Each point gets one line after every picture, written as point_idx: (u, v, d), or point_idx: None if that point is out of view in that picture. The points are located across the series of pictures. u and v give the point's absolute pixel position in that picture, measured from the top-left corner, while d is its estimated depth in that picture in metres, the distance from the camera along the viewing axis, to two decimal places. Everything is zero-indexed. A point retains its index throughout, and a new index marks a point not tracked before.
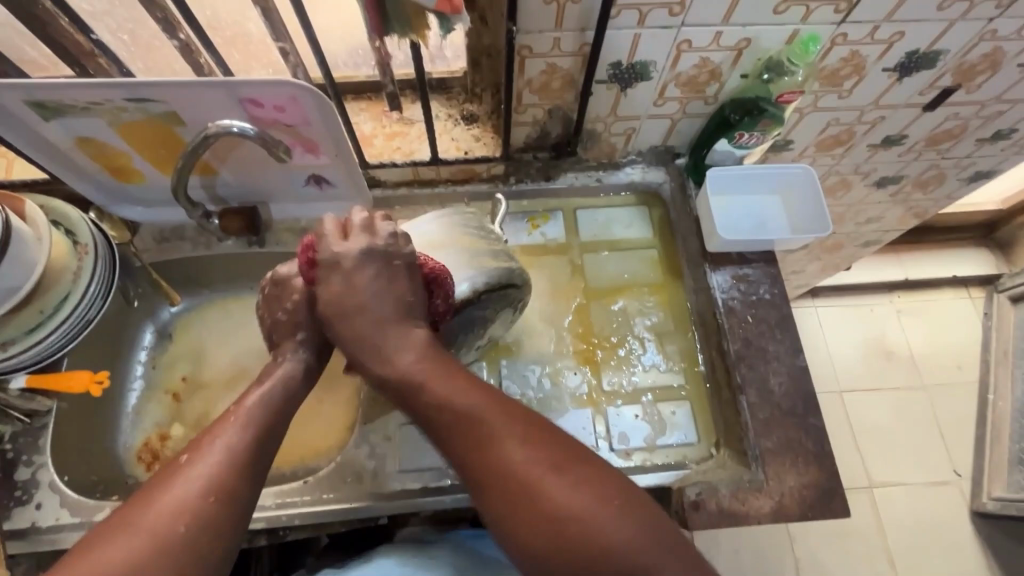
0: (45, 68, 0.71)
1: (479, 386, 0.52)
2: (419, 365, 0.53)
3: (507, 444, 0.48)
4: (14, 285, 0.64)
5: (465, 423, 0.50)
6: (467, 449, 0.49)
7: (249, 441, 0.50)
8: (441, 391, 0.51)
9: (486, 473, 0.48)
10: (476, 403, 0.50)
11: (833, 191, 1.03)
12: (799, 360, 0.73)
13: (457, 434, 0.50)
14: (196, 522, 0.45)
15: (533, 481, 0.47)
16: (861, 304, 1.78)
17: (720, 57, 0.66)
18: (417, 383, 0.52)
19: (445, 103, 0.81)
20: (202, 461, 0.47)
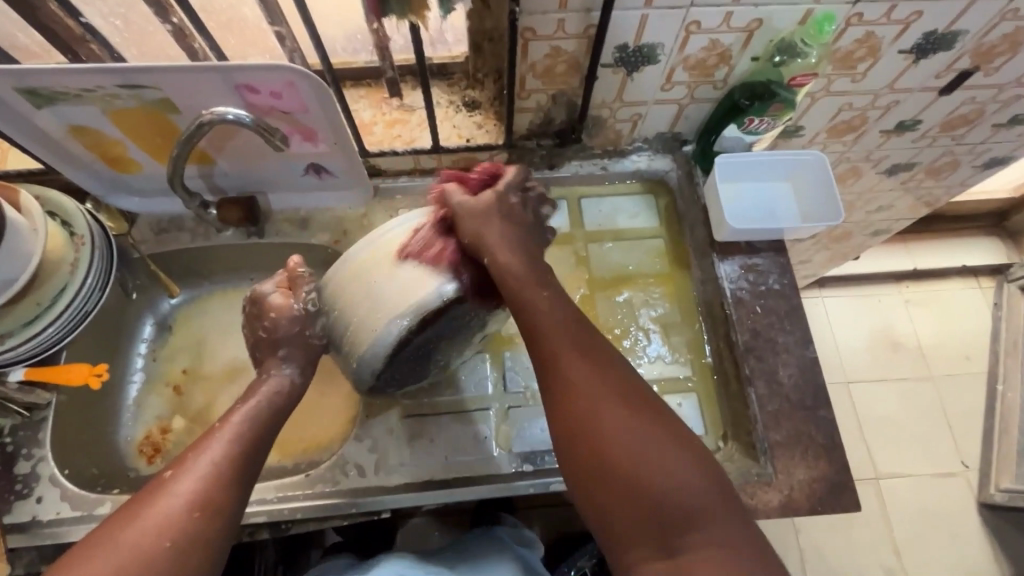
0: (38, 54, 0.69)
1: (569, 308, 0.55)
2: (518, 272, 0.55)
3: (585, 365, 0.50)
4: (10, 278, 0.62)
5: (570, 348, 0.51)
6: (547, 354, 0.52)
7: (231, 457, 0.50)
8: (534, 307, 0.53)
9: (583, 392, 0.49)
10: (581, 340, 0.52)
11: (843, 178, 1.00)
12: (809, 351, 0.72)
13: (540, 338, 0.52)
14: (181, 535, 0.44)
15: (602, 403, 0.48)
16: (869, 295, 1.76)
17: (730, 39, 0.64)
18: (511, 284, 0.54)
19: (446, 89, 0.78)
20: (187, 475, 0.47)
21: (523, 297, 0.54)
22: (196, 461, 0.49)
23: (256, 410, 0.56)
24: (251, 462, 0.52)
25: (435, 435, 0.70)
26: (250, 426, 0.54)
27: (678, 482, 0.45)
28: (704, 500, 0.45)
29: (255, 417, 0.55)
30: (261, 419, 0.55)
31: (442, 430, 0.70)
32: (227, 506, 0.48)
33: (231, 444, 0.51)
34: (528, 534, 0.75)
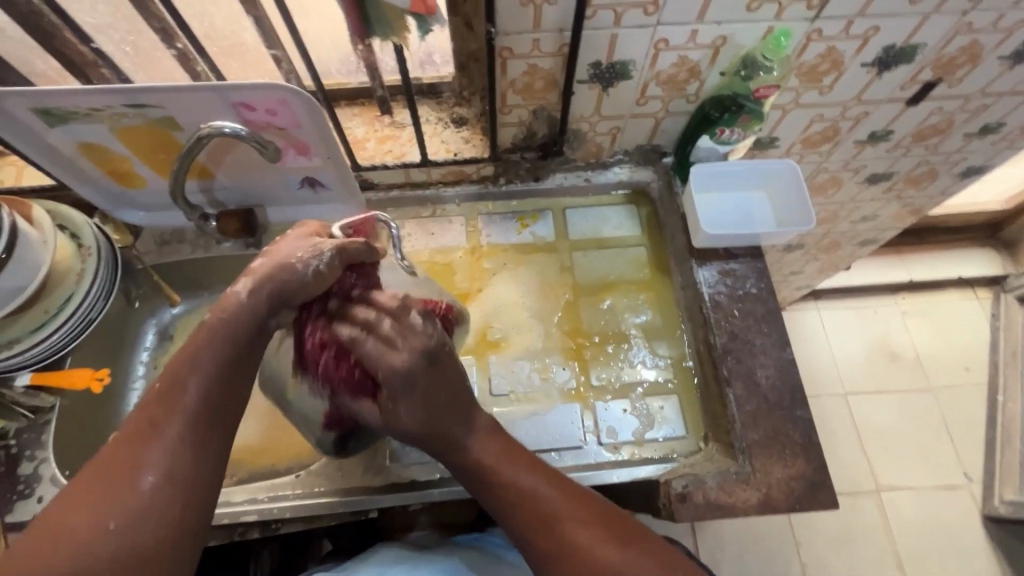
0: (54, 79, 0.74)
1: (544, 471, 0.56)
2: (489, 450, 0.57)
3: (579, 524, 0.52)
4: (21, 285, 0.66)
5: (531, 503, 0.54)
6: (537, 530, 0.53)
7: (192, 421, 0.49)
8: (500, 480, 0.55)
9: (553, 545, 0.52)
10: (538, 484, 0.55)
11: (824, 188, 1.03)
12: (786, 352, 0.73)
13: (524, 514, 0.54)
14: (167, 472, 0.46)
15: (605, 558, 0.51)
16: (864, 306, 1.77)
17: (698, 55, 0.68)
18: (487, 468, 0.56)
19: (435, 107, 0.83)
20: (148, 444, 0.47)
21: (490, 471, 0.56)
22: (155, 432, 0.47)
23: (219, 361, 0.51)
24: (221, 418, 0.50)
25: None
26: (214, 380, 0.51)
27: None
28: None
29: (218, 368, 0.51)
30: (229, 364, 0.52)
31: None
32: (190, 471, 0.47)
33: (190, 407, 0.49)
34: None
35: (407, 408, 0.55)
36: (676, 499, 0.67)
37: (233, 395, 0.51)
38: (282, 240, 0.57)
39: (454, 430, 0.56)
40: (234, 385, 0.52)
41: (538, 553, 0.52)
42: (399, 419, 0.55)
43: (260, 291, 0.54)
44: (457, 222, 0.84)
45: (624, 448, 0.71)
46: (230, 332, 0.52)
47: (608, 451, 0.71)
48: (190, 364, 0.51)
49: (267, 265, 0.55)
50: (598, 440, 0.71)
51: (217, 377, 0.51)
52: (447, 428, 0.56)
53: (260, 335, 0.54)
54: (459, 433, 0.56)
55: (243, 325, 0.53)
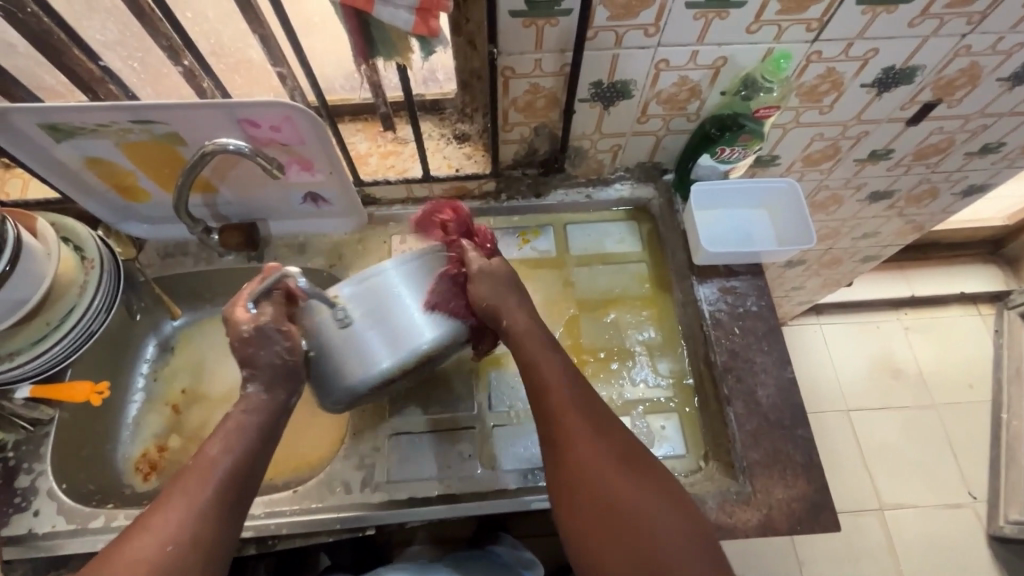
0: (62, 94, 0.75)
1: (569, 365, 0.61)
2: (529, 327, 0.63)
3: (568, 405, 0.57)
4: (23, 298, 0.66)
5: (540, 380, 0.59)
6: (543, 409, 0.58)
7: (220, 491, 0.52)
8: (526, 355, 0.61)
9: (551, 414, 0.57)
10: (550, 365, 0.60)
11: (825, 206, 1.03)
12: (787, 371, 0.73)
13: (534, 386, 0.59)
14: (211, 508, 0.51)
15: (584, 451, 0.54)
16: (866, 322, 1.76)
17: (698, 75, 0.68)
18: (521, 341, 0.62)
19: (437, 123, 0.83)
20: (177, 509, 0.50)
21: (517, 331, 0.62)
22: (185, 498, 0.51)
23: (245, 440, 0.56)
24: (242, 495, 0.54)
25: (421, 454, 0.72)
26: (243, 455, 0.55)
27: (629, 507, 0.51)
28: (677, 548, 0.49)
29: (248, 443, 0.56)
30: (254, 444, 0.56)
31: (428, 449, 0.72)
32: (210, 543, 0.50)
33: (219, 479, 0.53)
34: (525, 556, 0.75)
35: (500, 276, 0.64)
36: None
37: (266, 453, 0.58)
38: (237, 324, 0.58)
39: (512, 296, 0.64)
40: (255, 465, 0.56)
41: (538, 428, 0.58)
42: (492, 281, 0.63)
43: (279, 386, 0.59)
44: None
45: None
46: (257, 417, 0.57)
47: None
48: (236, 421, 0.57)
49: (261, 364, 0.59)
50: None
51: (245, 455, 0.55)
52: (507, 294, 0.64)
53: (276, 423, 0.59)
54: (512, 302, 0.64)
55: (267, 415, 0.58)
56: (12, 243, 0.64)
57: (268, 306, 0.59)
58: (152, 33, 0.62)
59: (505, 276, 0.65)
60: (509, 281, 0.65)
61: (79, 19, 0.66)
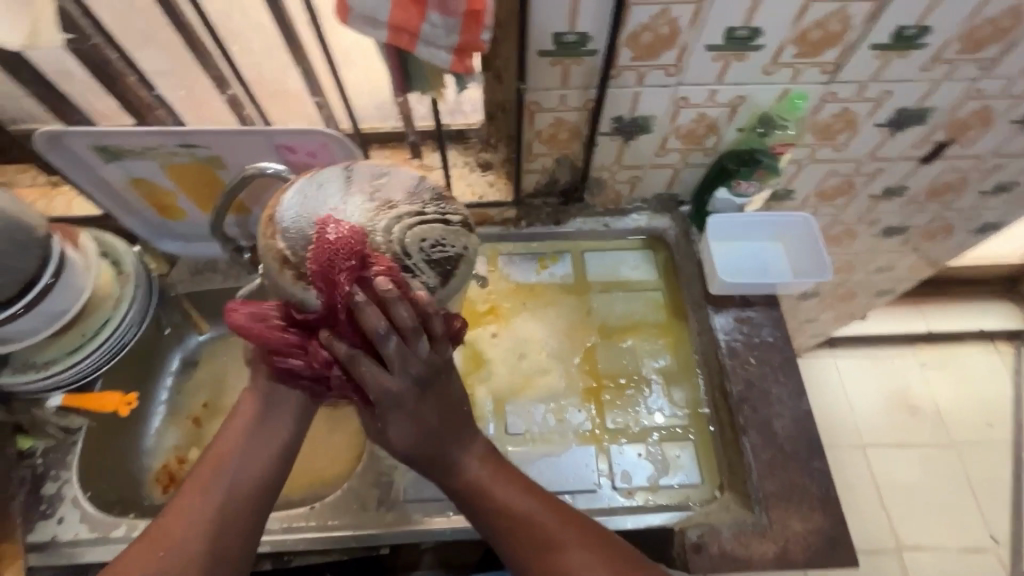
0: (110, 118, 0.79)
1: (536, 495, 0.57)
2: (485, 472, 0.57)
3: (566, 544, 0.54)
4: (62, 310, 0.68)
5: (522, 531, 0.54)
6: (531, 557, 0.54)
7: (216, 507, 0.52)
8: (495, 505, 0.56)
9: (551, 574, 0.53)
10: (529, 508, 0.55)
11: (839, 239, 1.05)
12: (803, 403, 0.74)
13: (518, 540, 0.54)
14: (208, 508, 0.52)
15: None
16: (880, 356, 1.75)
17: (716, 112, 0.71)
18: (480, 493, 0.56)
19: (462, 152, 0.86)
20: (180, 508, 0.52)
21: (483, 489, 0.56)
22: (187, 501, 0.52)
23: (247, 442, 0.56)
24: (243, 489, 0.54)
25: None
26: (244, 463, 0.55)
27: None
28: None
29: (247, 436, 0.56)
30: (253, 442, 0.56)
31: None
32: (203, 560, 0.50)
33: (219, 489, 0.53)
34: None
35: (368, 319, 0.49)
36: (690, 549, 0.67)
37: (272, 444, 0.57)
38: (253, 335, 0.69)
39: (447, 448, 0.56)
40: (255, 465, 0.55)
41: None
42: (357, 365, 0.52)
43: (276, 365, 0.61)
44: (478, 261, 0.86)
45: (637, 493, 0.71)
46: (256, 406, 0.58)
47: (622, 496, 0.70)
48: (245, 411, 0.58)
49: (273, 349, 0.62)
50: (612, 484, 0.71)
51: (242, 464, 0.55)
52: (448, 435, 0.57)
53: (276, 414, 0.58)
54: (458, 451, 0.57)
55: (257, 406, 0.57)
56: (56, 258, 0.66)
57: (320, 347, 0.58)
58: (203, 64, 0.66)
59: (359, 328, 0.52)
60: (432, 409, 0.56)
61: (134, 49, 0.71)
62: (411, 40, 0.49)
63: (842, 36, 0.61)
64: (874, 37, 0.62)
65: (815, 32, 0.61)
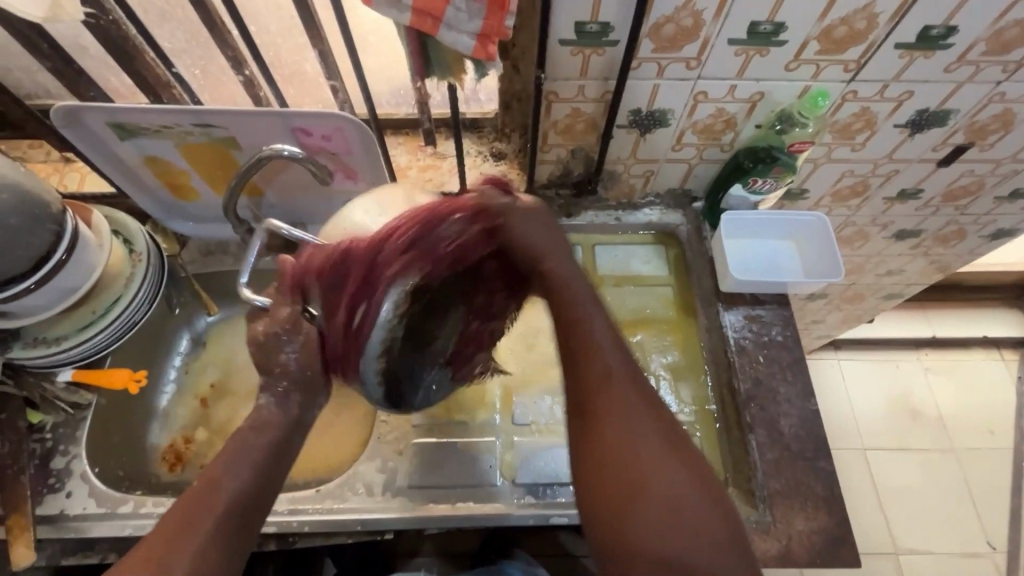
0: (125, 96, 0.79)
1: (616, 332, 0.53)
2: (569, 285, 0.54)
3: (622, 384, 0.50)
4: (73, 285, 0.68)
5: (585, 346, 0.51)
6: (579, 365, 0.51)
7: (217, 531, 0.48)
8: (574, 315, 0.53)
9: (593, 391, 0.50)
10: (598, 333, 0.52)
11: (851, 241, 1.04)
12: (810, 403, 0.74)
13: (578, 346, 0.52)
14: (210, 537, 0.47)
15: (632, 428, 0.48)
16: (885, 359, 1.74)
17: (735, 108, 0.71)
18: (563, 296, 0.54)
19: (476, 141, 0.86)
20: (174, 533, 0.47)
21: (567, 297, 0.54)
22: (184, 531, 0.47)
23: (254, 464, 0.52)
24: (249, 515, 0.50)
25: (443, 463, 0.73)
26: (250, 486, 0.51)
27: (701, 533, 0.44)
28: (710, 549, 0.44)
29: (253, 460, 0.52)
30: (258, 463, 0.52)
31: (452, 457, 0.73)
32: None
33: (220, 511, 0.48)
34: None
35: (541, 217, 0.56)
36: None
37: (275, 472, 0.53)
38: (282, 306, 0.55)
39: (575, 276, 0.54)
40: (262, 489, 0.52)
41: (574, 389, 0.51)
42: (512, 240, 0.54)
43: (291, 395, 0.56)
44: None
45: None
46: (266, 433, 0.54)
47: None
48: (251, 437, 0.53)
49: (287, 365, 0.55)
50: None
51: (256, 487, 0.51)
52: (548, 252, 0.55)
53: (290, 442, 0.55)
54: (555, 261, 0.55)
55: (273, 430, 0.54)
56: (70, 233, 0.66)
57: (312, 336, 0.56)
58: (221, 44, 0.66)
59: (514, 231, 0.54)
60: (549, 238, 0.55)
61: (151, 27, 0.70)
62: (434, 23, 0.49)
63: (868, 34, 0.61)
64: (899, 36, 0.61)
65: (839, 29, 0.60)
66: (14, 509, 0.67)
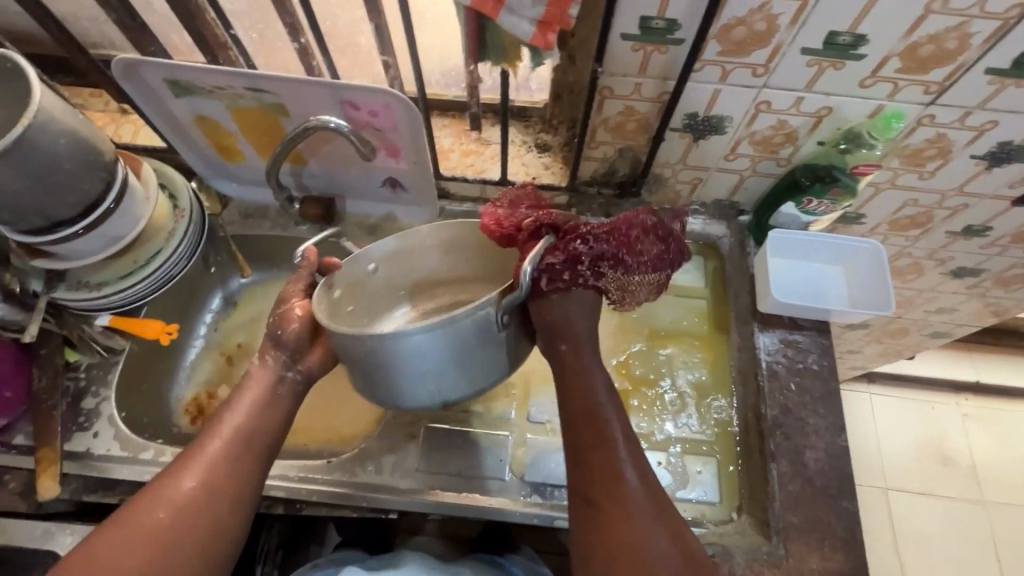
0: (183, 52, 0.80)
1: (626, 427, 0.57)
2: (595, 380, 0.60)
3: (629, 481, 0.53)
4: (118, 235, 0.70)
5: (596, 437, 0.56)
6: (590, 454, 0.55)
7: (227, 462, 0.55)
8: (589, 409, 0.58)
9: (601, 482, 0.54)
10: (609, 425, 0.57)
11: (902, 273, 0.99)
12: (840, 438, 0.70)
13: (588, 433, 0.56)
14: (218, 469, 0.54)
15: (636, 523, 0.51)
16: (920, 399, 1.66)
17: (798, 121, 0.67)
18: (578, 380, 0.60)
19: (522, 130, 0.84)
20: (189, 467, 0.54)
21: (588, 388, 0.59)
22: (198, 463, 0.54)
23: (259, 402, 0.60)
24: (257, 445, 0.57)
25: (452, 450, 0.73)
26: (255, 421, 0.58)
27: None
28: None
29: (258, 401, 0.60)
30: (266, 403, 0.60)
31: (462, 446, 0.73)
32: (223, 502, 0.53)
33: (229, 445, 0.56)
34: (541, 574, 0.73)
35: (585, 309, 0.62)
36: None
37: (273, 412, 0.60)
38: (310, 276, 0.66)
39: (594, 372, 0.60)
40: (268, 422, 0.59)
41: (582, 478, 0.55)
42: (563, 318, 0.61)
43: (276, 351, 0.63)
44: None
45: None
46: (263, 379, 0.61)
47: None
48: (254, 380, 0.61)
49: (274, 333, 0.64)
50: None
51: (259, 420, 0.59)
52: (580, 340, 0.61)
53: (280, 390, 0.62)
54: (586, 356, 0.61)
55: (274, 377, 0.62)
56: (120, 183, 0.67)
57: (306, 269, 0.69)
58: (281, 8, 0.66)
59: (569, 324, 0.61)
60: (584, 324, 0.62)
61: None
62: (496, 6, 0.47)
63: (957, 55, 0.56)
64: (992, 60, 0.56)
65: (926, 47, 0.56)
66: (45, 442, 0.70)
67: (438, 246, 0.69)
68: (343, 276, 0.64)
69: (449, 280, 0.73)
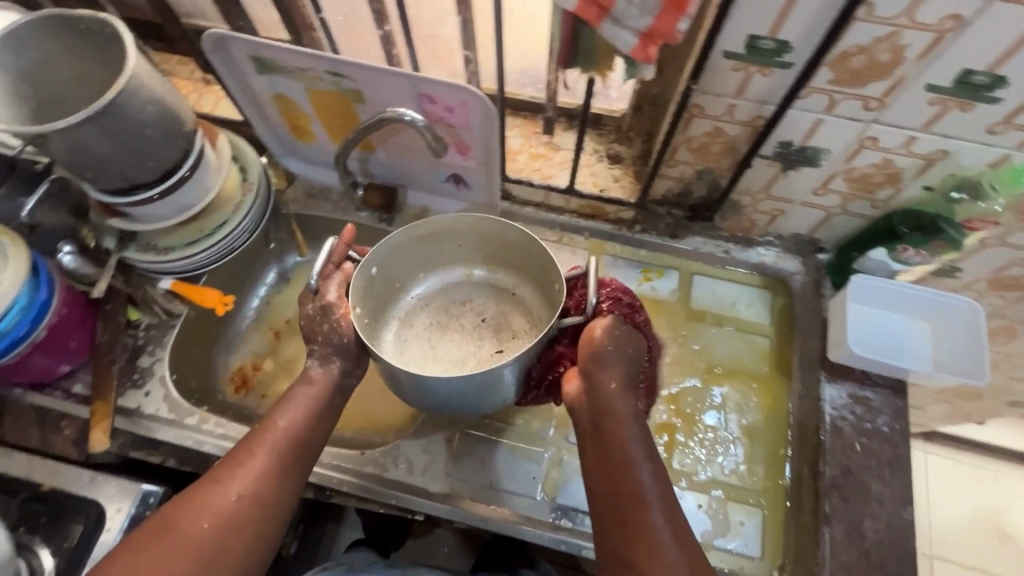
0: (269, 29, 0.80)
1: (668, 488, 0.52)
2: (638, 433, 0.54)
3: (669, 551, 0.49)
4: (189, 204, 0.71)
5: (636, 497, 0.51)
6: (627, 514, 0.51)
7: (270, 477, 0.54)
8: (627, 464, 0.52)
9: (635, 546, 0.49)
10: (651, 484, 0.52)
11: (992, 334, 0.90)
12: (904, 511, 0.65)
13: (627, 491, 0.52)
14: (261, 484, 0.53)
15: None
16: (981, 466, 1.54)
17: (905, 163, 0.61)
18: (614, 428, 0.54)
19: (595, 138, 0.81)
20: (231, 478, 0.53)
21: (624, 440, 0.53)
22: (242, 475, 0.53)
23: (307, 412, 0.58)
24: (299, 460, 0.56)
25: (486, 459, 0.71)
26: (300, 436, 0.57)
27: None
28: None
29: (306, 414, 0.58)
30: (313, 417, 0.58)
31: (495, 457, 0.71)
32: (263, 518, 0.53)
33: (272, 460, 0.55)
34: None
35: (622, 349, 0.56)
36: None
37: (318, 427, 0.59)
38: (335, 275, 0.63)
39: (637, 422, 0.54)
40: (312, 437, 0.58)
41: (617, 538, 0.51)
42: (606, 356, 0.55)
43: (333, 360, 0.61)
44: (581, 255, 0.80)
45: None
46: (316, 390, 0.59)
47: None
48: (305, 390, 0.59)
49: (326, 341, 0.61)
50: None
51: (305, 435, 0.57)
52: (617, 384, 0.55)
53: (332, 401, 0.60)
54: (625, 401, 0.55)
55: (330, 388, 0.60)
56: (196, 154, 0.68)
57: (330, 284, 0.62)
58: None
59: (611, 356, 0.56)
60: (620, 366, 0.56)
61: None
62: (599, 13, 0.45)
63: None
64: None
65: None
66: (102, 395, 0.73)
67: (427, 238, 0.68)
68: (357, 288, 0.62)
69: (438, 267, 0.73)
